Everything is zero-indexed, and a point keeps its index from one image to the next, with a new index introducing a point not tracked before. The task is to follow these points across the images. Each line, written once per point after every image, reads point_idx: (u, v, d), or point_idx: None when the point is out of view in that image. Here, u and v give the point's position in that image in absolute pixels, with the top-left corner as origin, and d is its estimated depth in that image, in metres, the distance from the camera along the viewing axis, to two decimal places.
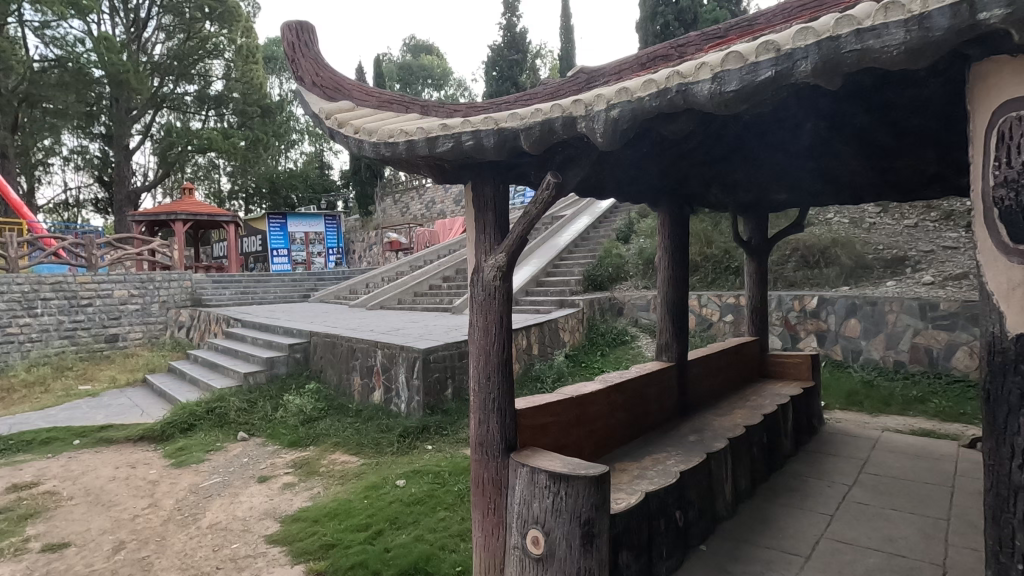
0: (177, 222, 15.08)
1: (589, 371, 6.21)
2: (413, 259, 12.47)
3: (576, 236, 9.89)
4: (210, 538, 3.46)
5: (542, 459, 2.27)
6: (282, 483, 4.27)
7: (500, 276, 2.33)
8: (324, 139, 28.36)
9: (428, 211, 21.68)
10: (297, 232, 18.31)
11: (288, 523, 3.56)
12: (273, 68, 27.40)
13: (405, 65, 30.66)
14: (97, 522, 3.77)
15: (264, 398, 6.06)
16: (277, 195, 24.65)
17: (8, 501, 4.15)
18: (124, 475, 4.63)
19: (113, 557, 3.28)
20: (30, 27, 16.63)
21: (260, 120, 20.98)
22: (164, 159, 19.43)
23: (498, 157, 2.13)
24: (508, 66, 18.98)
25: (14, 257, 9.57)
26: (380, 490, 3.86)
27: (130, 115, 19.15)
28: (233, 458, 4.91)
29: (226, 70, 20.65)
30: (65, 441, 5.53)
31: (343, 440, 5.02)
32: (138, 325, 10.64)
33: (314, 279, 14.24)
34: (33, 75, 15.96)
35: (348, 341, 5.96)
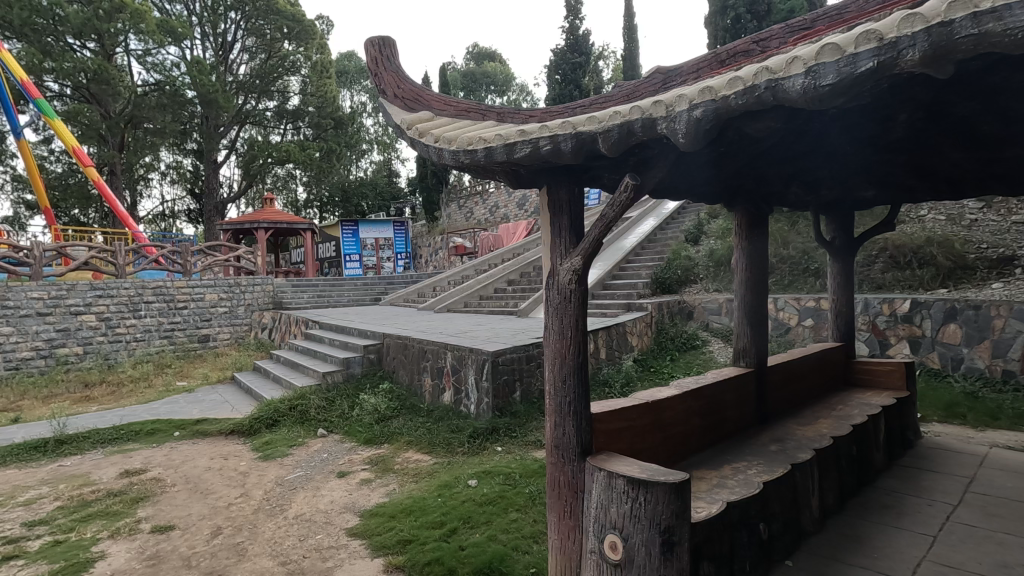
0: (259, 230, 16.11)
1: (659, 377, 6.07)
2: (478, 263, 12.67)
3: (643, 238, 9.73)
4: (295, 528, 3.65)
5: (618, 464, 2.24)
6: (360, 479, 4.46)
7: (576, 278, 2.34)
8: (392, 148, 29.37)
9: (493, 215, 21.96)
10: (368, 238, 19.10)
11: (366, 517, 3.71)
12: (345, 81, 28.73)
13: (468, 72, 31.30)
14: (197, 508, 4.08)
15: (342, 396, 6.33)
16: (349, 203, 25.76)
17: (122, 485, 4.58)
18: (218, 466, 5.00)
19: (211, 541, 3.53)
20: (135, 55, 18.35)
21: (333, 131, 22.21)
22: (248, 171, 20.87)
23: (575, 161, 2.14)
24: (571, 69, 18.92)
25: (123, 264, 10.54)
26: (453, 489, 3.95)
27: (218, 131, 20.69)
28: (315, 453, 5.18)
29: (303, 85, 21.95)
30: (167, 432, 6.03)
31: (415, 440, 5.17)
32: (226, 326, 11.44)
33: (384, 283, 14.77)
34: (137, 98, 17.62)
35: (419, 342, 6.14)
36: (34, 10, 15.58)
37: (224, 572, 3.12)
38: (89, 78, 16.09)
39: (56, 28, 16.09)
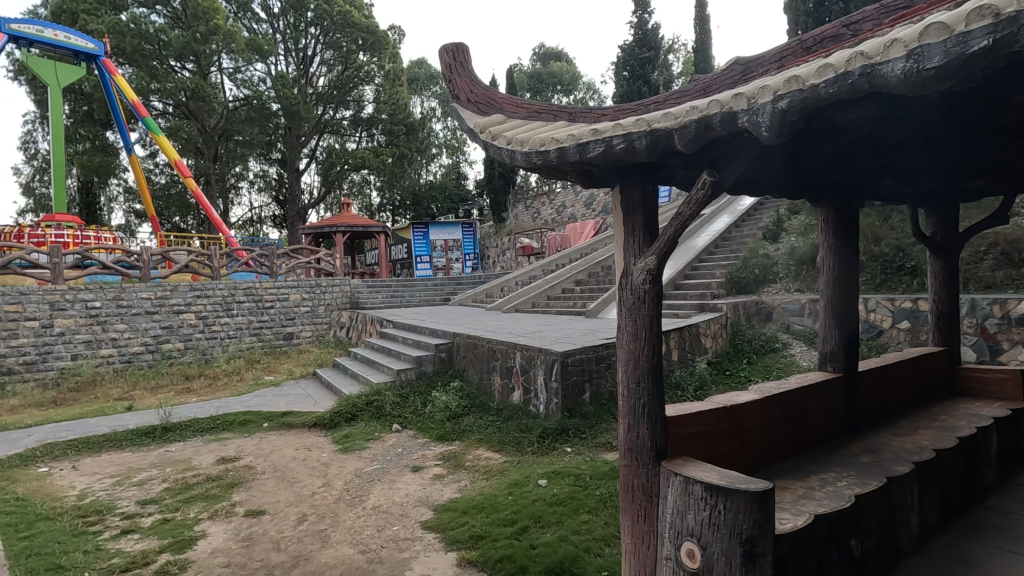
0: (337, 234, 16.93)
1: (735, 381, 5.83)
2: (546, 263, 12.68)
3: (716, 236, 9.37)
4: (373, 519, 3.82)
5: (695, 469, 2.17)
6: (433, 474, 4.59)
7: (650, 278, 2.29)
8: (460, 151, 29.98)
9: (559, 215, 21.88)
10: (438, 240, 19.60)
11: (440, 512, 3.81)
12: (416, 88, 29.65)
13: (534, 73, 31.40)
14: (285, 495, 4.36)
15: (415, 393, 6.55)
16: (419, 206, 26.53)
17: (219, 470, 4.97)
18: (303, 456, 5.31)
19: (297, 527, 3.75)
20: (227, 73, 19.83)
21: (404, 137, 23.11)
22: (327, 178, 22.06)
23: (649, 159, 2.10)
24: (640, 65, 18.52)
25: (218, 266, 11.42)
26: (524, 488, 3.98)
27: (300, 140, 21.98)
28: (390, 448, 5.38)
29: (376, 94, 22.99)
30: (257, 423, 6.48)
31: (486, 438, 5.26)
32: (308, 325, 12.15)
33: (453, 284, 15.10)
34: (229, 112, 19.06)
35: (488, 342, 6.23)
36: (142, 37, 17.24)
37: (310, 557, 3.31)
38: (188, 97, 17.66)
39: (160, 52, 17.72)
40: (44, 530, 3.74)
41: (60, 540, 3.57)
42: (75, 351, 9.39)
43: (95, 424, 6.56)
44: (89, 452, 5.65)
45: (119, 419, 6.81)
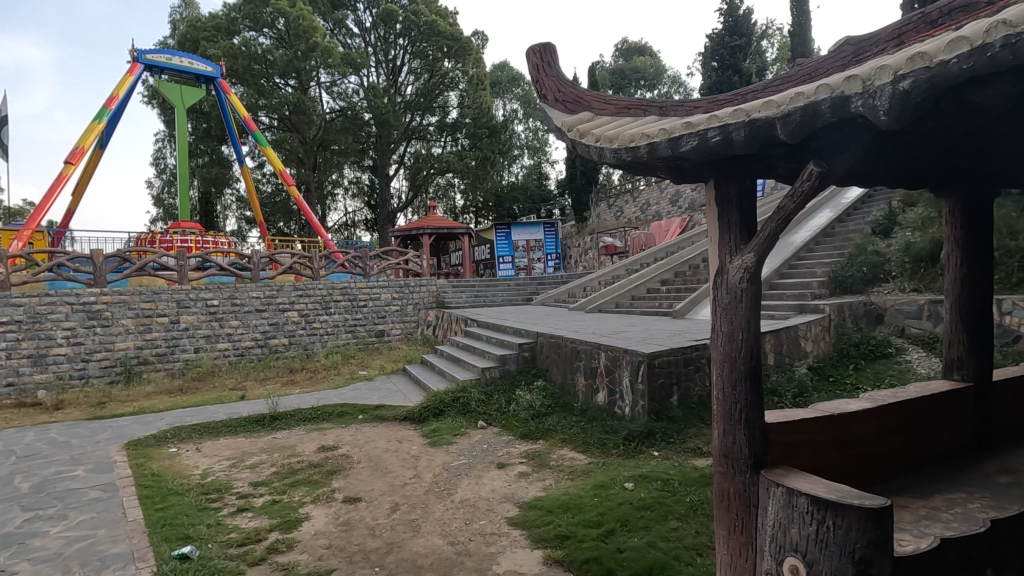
0: (424, 236, 17.56)
1: (841, 388, 5.39)
2: (630, 263, 12.42)
3: (817, 231, 8.73)
4: (461, 512, 3.92)
5: (799, 480, 2.04)
6: (518, 471, 4.64)
7: (747, 277, 2.18)
8: (542, 152, 30.12)
9: (644, 213, 21.33)
10: (520, 240, 19.80)
11: (525, 509, 3.84)
12: (498, 92, 30.17)
13: (617, 69, 30.91)
14: (379, 484, 4.59)
15: (499, 391, 6.64)
16: (502, 207, 26.88)
17: (320, 458, 5.33)
18: (394, 448, 5.57)
19: (391, 515, 3.94)
20: (324, 87, 21.24)
21: (487, 139, 23.65)
22: (414, 182, 23.12)
23: (748, 151, 1.99)
24: (730, 54, 17.65)
25: (317, 268, 12.21)
26: (610, 490, 3.93)
27: (390, 147, 23.12)
28: (476, 443, 5.51)
29: (460, 99, 23.81)
30: (353, 415, 6.87)
31: (570, 438, 5.25)
32: (398, 323, 12.74)
33: (535, 284, 15.18)
34: (326, 124, 20.49)
35: (572, 341, 6.20)
36: (252, 58, 18.89)
37: (402, 544, 3.46)
38: (291, 111, 19.28)
39: (267, 70, 19.36)
40: (175, 503, 4.20)
41: (187, 514, 3.98)
42: (198, 345, 10.42)
43: (214, 411, 7.26)
44: (210, 435, 6.27)
45: (234, 407, 7.49)
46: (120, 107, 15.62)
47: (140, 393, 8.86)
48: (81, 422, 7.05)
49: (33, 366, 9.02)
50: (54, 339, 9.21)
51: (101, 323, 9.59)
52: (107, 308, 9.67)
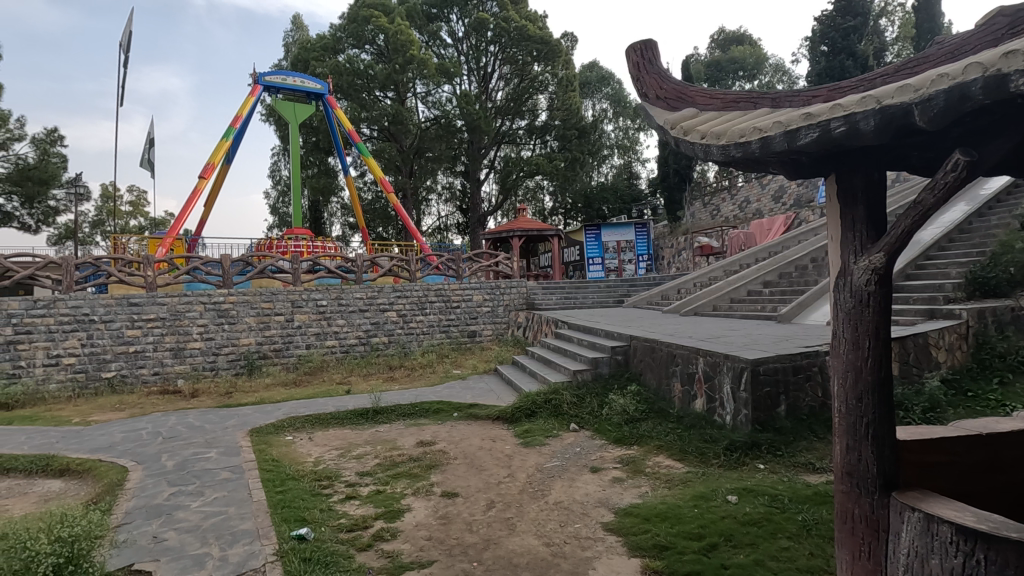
0: (514, 238, 17.82)
1: (982, 405, 4.79)
2: (729, 264, 11.82)
3: (950, 227, 7.81)
4: (556, 514, 3.92)
5: (939, 506, 1.83)
6: (612, 476, 4.57)
7: (876, 280, 1.99)
8: (632, 151, 29.51)
9: (743, 211, 20.22)
10: (610, 241, 19.51)
11: (621, 515, 3.76)
12: (588, 92, 29.92)
13: (713, 62, 29.56)
14: (475, 481, 4.70)
15: (591, 394, 6.56)
16: (591, 208, 26.58)
17: (419, 452, 5.57)
18: (488, 446, 5.69)
19: (487, 512, 4.02)
20: (420, 96, 22.25)
21: (577, 140, 23.76)
22: (504, 185, 23.58)
23: (878, 141, 1.83)
24: (842, 35, 16.25)
25: (414, 270, 12.77)
26: (711, 502, 3.75)
27: (481, 152, 23.75)
28: (569, 446, 5.50)
29: (550, 101, 23.99)
30: (448, 412, 7.12)
31: (666, 445, 5.08)
32: (490, 323, 13.04)
33: (627, 286, 14.86)
34: (422, 132, 21.59)
35: (669, 345, 5.97)
36: (355, 73, 20.24)
37: (499, 542, 3.52)
38: (390, 121, 20.46)
39: (368, 84, 20.63)
40: (293, 488, 4.56)
41: (303, 498, 4.32)
42: (309, 342, 11.27)
43: (324, 403, 7.80)
44: (321, 426, 6.77)
45: (340, 400, 8.01)
46: (243, 125, 17.28)
47: (261, 384, 9.75)
48: (212, 409, 7.88)
49: (174, 358, 10.21)
50: (191, 334, 10.36)
51: (228, 321, 10.67)
52: (233, 307, 10.74)
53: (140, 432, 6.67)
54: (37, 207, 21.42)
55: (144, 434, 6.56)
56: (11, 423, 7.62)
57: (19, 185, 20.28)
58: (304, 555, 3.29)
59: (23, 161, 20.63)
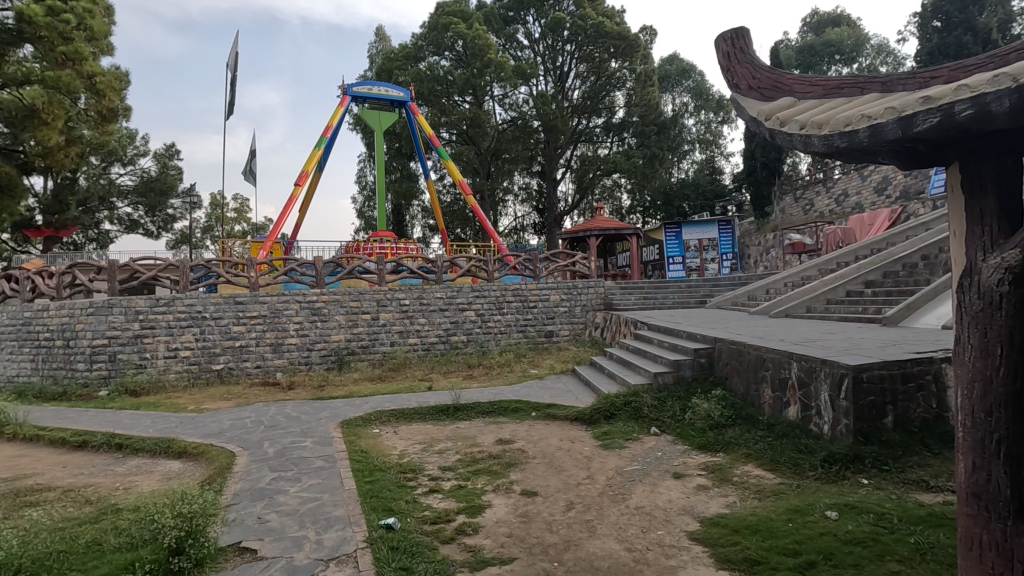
0: (591, 237, 17.64)
1: None
2: (825, 262, 11.00)
3: None
4: (637, 519, 3.83)
5: None
6: (697, 484, 4.39)
7: (1009, 280, 1.78)
8: (715, 145, 28.29)
9: (840, 205, 18.80)
10: (691, 239, 18.83)
11: (707, 525, 3.61)
12: (667, 86, 29.05)
13: (805, 46, 27.72)
14: (554, 481, 4.70)
15: (674, 397, 6.34)
16: (670, 206, 25.72)
17: (498, 450, 5.65)
18: (567, 447, 5.66)
19: (567, 513, 4.01)
20: (497, 99, 22.62)
21: (656, 137, 23.42)
22: (581, 184, 23.48)
23: (1013, 124, 1.64)
24: (959, 8, 14.69)
25: (492, 270, 12.98)
26: (808, 517, 3.51)
27: (558, 151, 23.74)
28: (650, 450, 5.36)
29: (628, 98, 23.66)
30: (527, 411, 7.18)
31: (755, 453, 4.83)
32: (567, 324, 13.00)
33: (710, 286, 14.23)
34: (499, 134, 22.01)
35: (758, 348, 5.65)
36: (436, 80, 20.96)
37: (579, 544, 3.49)
38: (469, 125, 20.96)
39: (448, 90, 21.26)
40: (380, 478, 4.78)
41: (390, 489, 4.51)
42: (393, 339, 11.75)
43: (408, 399, 8.11)
44: (405, 420, 7.05)
45: (422, 396, 8.29)
46: (333, 134, 18.37)
47: (350, 379, 10.33)
48: (306, 401, 8.43)
49: (274, 353, 11.02)
50: (288, 331, 11.14)
51: (321, 319, 11.36)
52: (325, 305, 11.42)
53: (246, 420, 7.27)
54: (158, 215, 23.94)
55: (249, 422, 7.14)
56: (138, 408, 8.56)
57: (144, 196, 22.75)
58: (392, 544, 3.43)
59: (147, 174, 23.15)
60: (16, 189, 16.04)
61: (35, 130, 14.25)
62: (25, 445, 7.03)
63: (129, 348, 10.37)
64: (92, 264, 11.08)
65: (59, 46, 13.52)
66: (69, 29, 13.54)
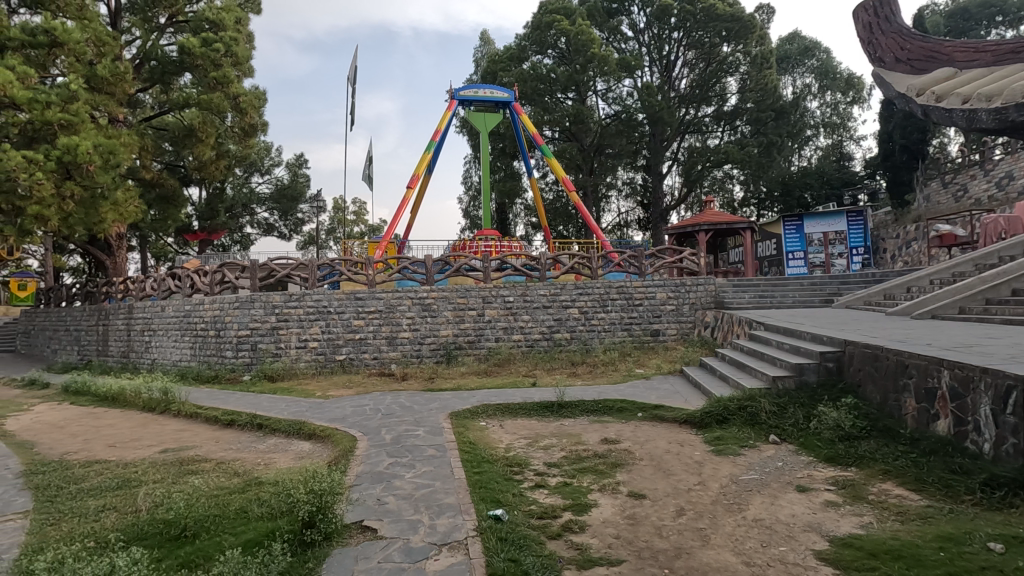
0: (700, 232, 16.83)
1: None
2: (984, 256, 9.55)
3: None
4: (755, 532, 3.59)
5: None
6: (825, 499, 4.02)
7: None
8: (843, 128, 25.73)
9: (1002, 190, 16.26)
10: (815, 233, 17.27)
11: (838, 545, 3.29)
12: (786, 67, 26.88)
13: (956, 10, 24.30)
14: (664, 485, 4.54)
15: (796, 404, 5.86)
16: (790, 196, 23.67)
17: (604, 449, 5.57)
18: (676, 450, 5.44)
19: (677, 519, 3.85)
20: (601, 94, 22.34)
21: (773, 123, 21.90)
22: (688, 177, 22.53)
23: None
24: None
25: (596, 267, 12.77)
26: (965, 548, 3.06)
27: (664, 144, 22.89)
28: (769, 459, 5.01)
29: (741, 83, 22.28)
30: (633, 412, 7.01)
31: (896, 472, 4.32)
32: (674, 322, 12.54)
33: (837, 283, 12.97)
34: (602, 129, 21.78)
35: (898, 352, 5.02)
36: (539, 78, 21.11)
37: (692, 552, 3.34)
38: (572, 121, 20.97)
39: (551, 87, 21.33)
40: (488, 470, 4.92)
41: (497, 481, 4.63)
42: (498, 335, 12.04)
43: (513, 394, 8.26)
44: (511, 415, 7.19)
45: (528, 392, 8.41)
46: (442, 138, 19.18)
47: (457, 372, 10.76)
48: (419, 392, 8.91)
49: (389, 346, 11.75)
50: (401, 325, 11.81)
51: (431, 314, 11.91)
52: (435, 301, 11.96)
53: (366, 408, 7.82)
54: (290, 219, 26.48)
55: (368, 409, 7.68)
56: (276, 393, 9.55)
57: (278, 202, 25.33)
58: (500, 535, 3.52)
59: (281, 183, 25.69)
60: (179, 199, 18.58)
61: (193, 147, 16.55)
62: (187, 420, 8.12)
63: (267, 338, 11.58)
64: (237, 264, 12.49)
65: (211, 72, 15.53)
66: (219, 57, 15.50)
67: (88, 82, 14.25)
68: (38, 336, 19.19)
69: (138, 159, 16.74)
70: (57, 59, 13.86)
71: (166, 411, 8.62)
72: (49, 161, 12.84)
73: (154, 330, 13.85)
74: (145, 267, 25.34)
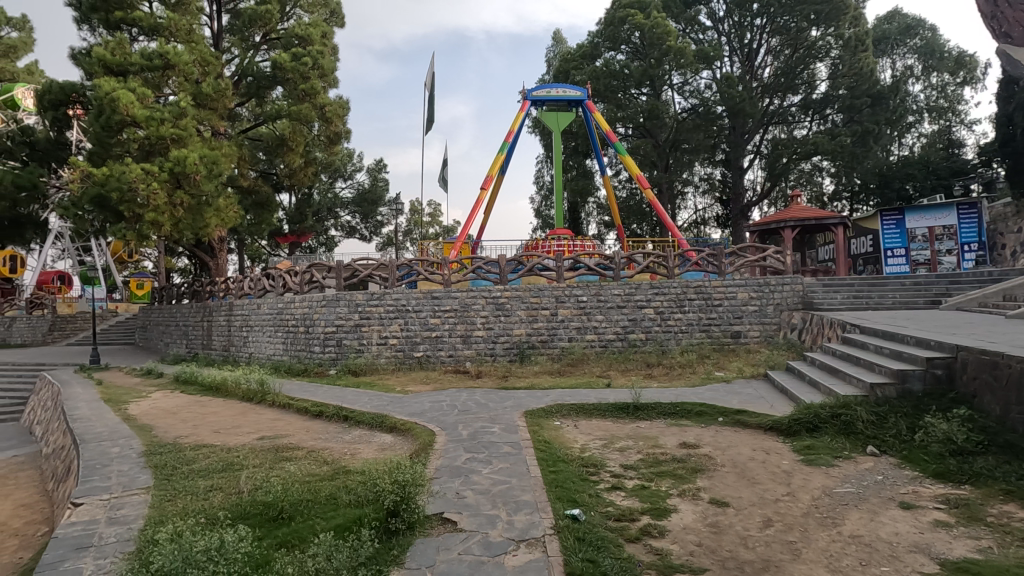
0: (786, 229, 15.89)
1: None
2: None
3: None
4: (853, 549, 3.35)
5: None
6: (933, 518, 3.68)
7: None
8: (952, 112, 23.38)
9: None
10: (918, 228, 15.93)
11: (951, 570, 3.00)
12: (884, 49, 24.81)
13: None
14: (748, 493, 4.34)
15: (899, 414, 5.39)
16: (889, 188, 21.65)
17: (683, 453, 5.41)
18: (761, 458, 5.17)
19: (764, 530, 3.67)
20: (676, 87, 21.67)
21: (869, 109, 20.35)
22: (772, 171, 21.35)
23: None
24: None
25: (673, 266, 12.31)
26: None
27: (745, 137, 21.84)
28: (867, 472, 4.65)
29: (832, 68, 20.80)
30: (713, 416, 6.74)
31: (1019, 494, 3.88)
32: (757, 324, 11.94)
33: (945, 282, 11.82)
34: (678, 124, 21.28)
35: (1022, 360, 4.48)
36: (612, 75, 20.84)
37: (781, 566, 3.17)
38: (646, 117, 20.55)
39: (624, 83, 20.97)
40: (564, 470, 4.92)
41: (573, 480, 4.62)
42: (571, 335, 11.98)
43: (588, 394, 8.20)
44: (586, 415, 7.15)
45: (602, 393, 8.32)
46: (515, 139, 19.38)
47: (531, 371, 10.81)
48: (493, 390, 9.04)
49: (464, 344, 12.02)
50: (476, 323, 12.05)
51: (504, 313, 12.06)
52: (508, 301, 12.10)
53: (443, 403, 8.05)
54: (370, 222, 27.71)
55: (445, 405, 7.91)
56: (359, 387, 10.04)
57: (360, 205, 26.63)
58: (578, 535, 3.51)
59: (363, 187, 26.97)
60: (272, 204, 20.00)
61: (285, 155, 17.72)
62: (281, 410, 8.72)
63: (351, 335, 12.20)
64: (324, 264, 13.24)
65: (301, 84, 16.57)
66: (307, 70, 16.54)
67: (196, 99, 15.62)
68: (153, 330, 21.27)
69: (237, 168, 18.17)
70: (170, 80, 15.26)
71: (262, 402, 9.31)
72: (163, 172, 14.25)
73: (250, 326, 14.97)
74: (244, 267, 27.45)
